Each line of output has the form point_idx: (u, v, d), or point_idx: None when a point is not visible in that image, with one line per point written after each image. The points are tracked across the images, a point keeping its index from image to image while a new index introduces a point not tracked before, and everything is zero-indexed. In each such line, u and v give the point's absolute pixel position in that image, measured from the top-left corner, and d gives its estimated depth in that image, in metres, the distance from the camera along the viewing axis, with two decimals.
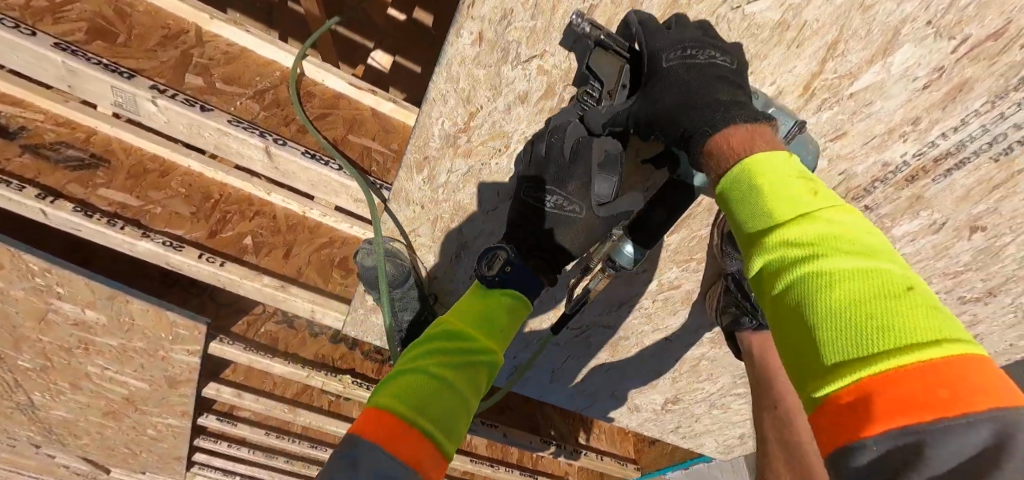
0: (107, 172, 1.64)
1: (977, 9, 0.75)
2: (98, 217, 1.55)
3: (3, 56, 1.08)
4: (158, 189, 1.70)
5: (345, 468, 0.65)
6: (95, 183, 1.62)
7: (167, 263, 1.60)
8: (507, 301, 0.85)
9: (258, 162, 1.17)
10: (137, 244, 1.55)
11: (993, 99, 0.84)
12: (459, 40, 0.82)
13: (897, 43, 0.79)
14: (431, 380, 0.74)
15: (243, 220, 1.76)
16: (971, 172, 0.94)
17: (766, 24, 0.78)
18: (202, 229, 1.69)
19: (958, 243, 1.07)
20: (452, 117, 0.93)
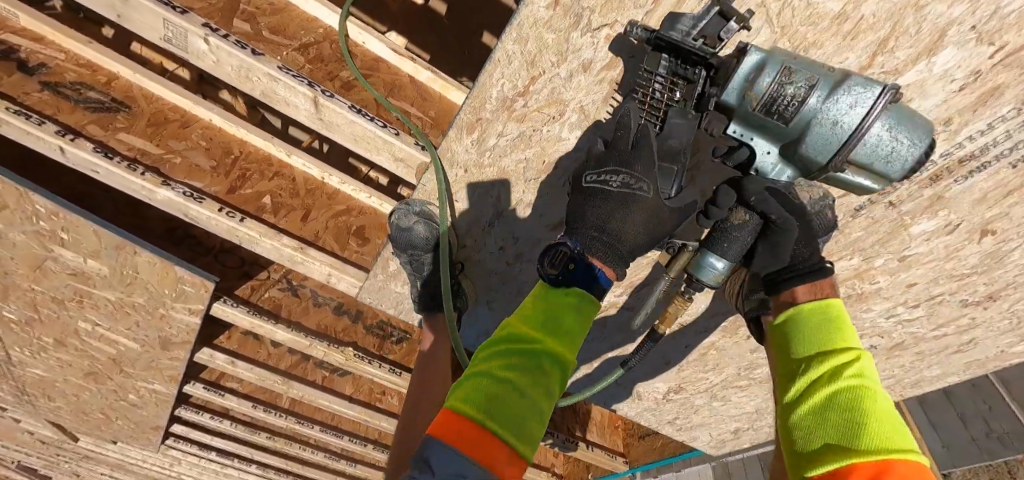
0: (128, 117, 1.64)
1: (1018, 18, 0.81)
2: (120, 161, 1.52)
3: None
4: (179, 140, 1.70)
5: (424, 470, 0.70)
6: (115, 127, 1.62)
7: (185, 214, 1.59)
8: (573, 304, 0.87)
9: (302, 112, 1.18)
10: (157, 192, 1.52)
11: (1020, 106, 0.90)
12: (535, 3, 0.86)
13: (942, 44, 0.85)
14: (502, 383, 0.76)
15: (262, 180, 1.76)
16: (990, 176, 1.00)
17: (826, 14, 0.83)
18: (222, 185, 1.68)
19: (969, 246, 1.13)
20: (513, 80, 0.96)
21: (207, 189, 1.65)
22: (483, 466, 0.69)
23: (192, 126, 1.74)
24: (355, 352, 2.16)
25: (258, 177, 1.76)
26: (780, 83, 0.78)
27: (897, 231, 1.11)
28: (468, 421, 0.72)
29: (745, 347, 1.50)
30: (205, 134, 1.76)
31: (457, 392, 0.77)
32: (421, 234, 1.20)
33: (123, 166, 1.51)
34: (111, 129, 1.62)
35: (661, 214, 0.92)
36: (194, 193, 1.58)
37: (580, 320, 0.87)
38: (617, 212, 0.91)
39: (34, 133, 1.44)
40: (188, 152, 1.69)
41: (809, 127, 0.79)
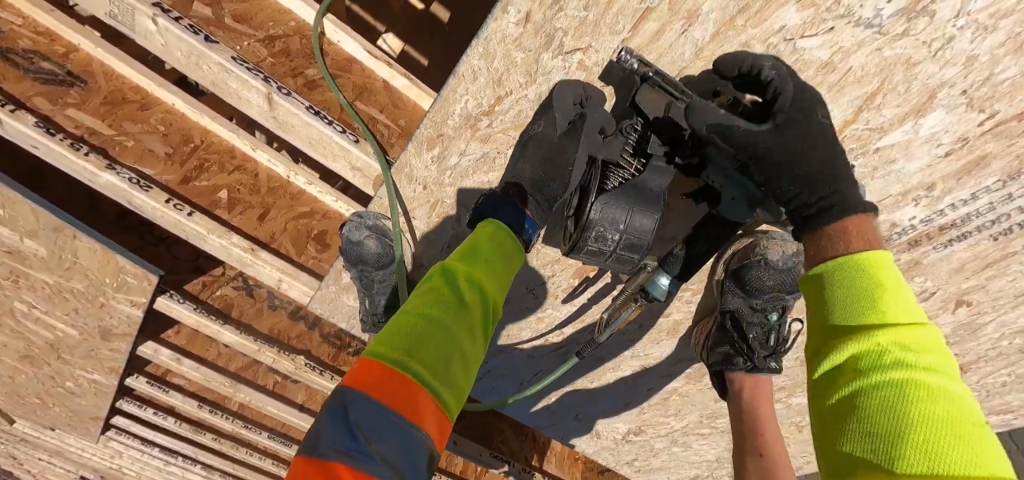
0: (81, 93, 1.54)
1: (1010, 87, 0.77)
2: (62, 138, 1.43)
3: None
4: (135, 122, 1.60)
5: (340, 426, 0.61)
6: (65, 102, 1.53)
7: (128, 201, 1.49)
8: (496, 235, 0.79)
9: (255, 108, 1.10)
10: (99, 175, 1.44)
11: (1004, 178, 0.86)
12: (504, 17, 0.79)
13: (931, 106, 0.80)
14: (423, 325, 0.68)
15: (221, 173, 1.67)
16: (970, 247, 0.95)
17: (813, 62, 0.78)
18: (175, 174, 1.60)
19: (943, 315, 1.08)
20: (478, 97, 0.89)
21: (159, 177, 1.57)
22: (407, 418, 0.62)
23: (152, 109, 1.63)
24: (307, 362, 2.07)
25: (217, 170, 1.67)
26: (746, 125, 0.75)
27: None
28: (388, 370, 0.65)
29: (709, 395, 1.44)
30: (165, 120, 1.65)
31: (377, 339, 0.69)
32: (371, 251, 1.12)
33: (66, 145, 1.43)
34: (61, 104, 1.53)
35: (628, 192, 0.81)
36: (140, 181, 1.49)
37: (503, 252, 0.80)
38: (538, 155, 0.86)
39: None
40: (142, 137, 1.59)
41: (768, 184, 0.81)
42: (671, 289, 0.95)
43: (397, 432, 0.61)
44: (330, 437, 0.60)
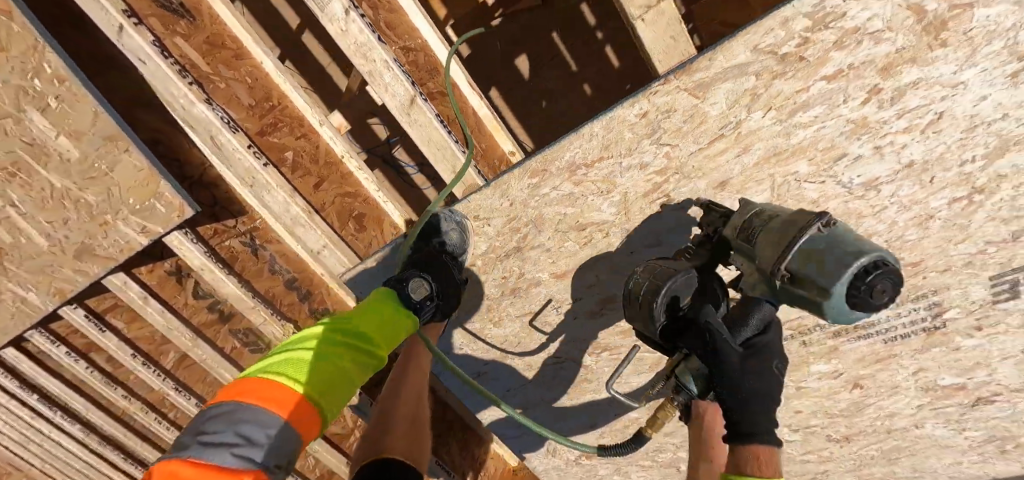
0: (190, 28, 1.66)
1: (912, 244, 1.22)
2: (172, 63, 1.59)
3: None
4: (228, 68, 1.73)
5: (242, 422, 0.92)
6: (174, 31, 1.66)
7: (209, 135, 1.68)
8: (392, 321, 1.22)
9: (394, 101, 1.36)
10: (195, 106, 1.63)
11: (898, 299, 1.30)
12: (629, 108, 1.15)
13: (867, 243, 1.23)
14: (324, 364, 1.04)
15: (290, 136, 1.84)
16: (869, 343, 1.40)
17: (805, 197, 1.17)
18: (253, 125, 1.79)
19: (842, 392, 1.51)
20: (585, 152, 1.23)
21: (240, 123, 1.77)
22: (294, 425, 0.96)
23: (244, 61, 1.74)
24: (295, 332, 2.22)
25: (288, 131, 1.83)
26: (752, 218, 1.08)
27: (800, 366, 1.48)
28: (291, 389, 0.98)
29: (662, 428, 1.79)
30: (253, 73, 1.77)
31: (279, 363, 1.02)
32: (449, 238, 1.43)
33: (175, 71, 1.59)
34: (171, 31, 1.67)
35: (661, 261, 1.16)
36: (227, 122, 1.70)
37: (392, 332, 1.21)
38: None
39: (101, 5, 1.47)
40: (232, 83, 1.74)
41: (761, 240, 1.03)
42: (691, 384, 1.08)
43: (285, 432, 0.94)
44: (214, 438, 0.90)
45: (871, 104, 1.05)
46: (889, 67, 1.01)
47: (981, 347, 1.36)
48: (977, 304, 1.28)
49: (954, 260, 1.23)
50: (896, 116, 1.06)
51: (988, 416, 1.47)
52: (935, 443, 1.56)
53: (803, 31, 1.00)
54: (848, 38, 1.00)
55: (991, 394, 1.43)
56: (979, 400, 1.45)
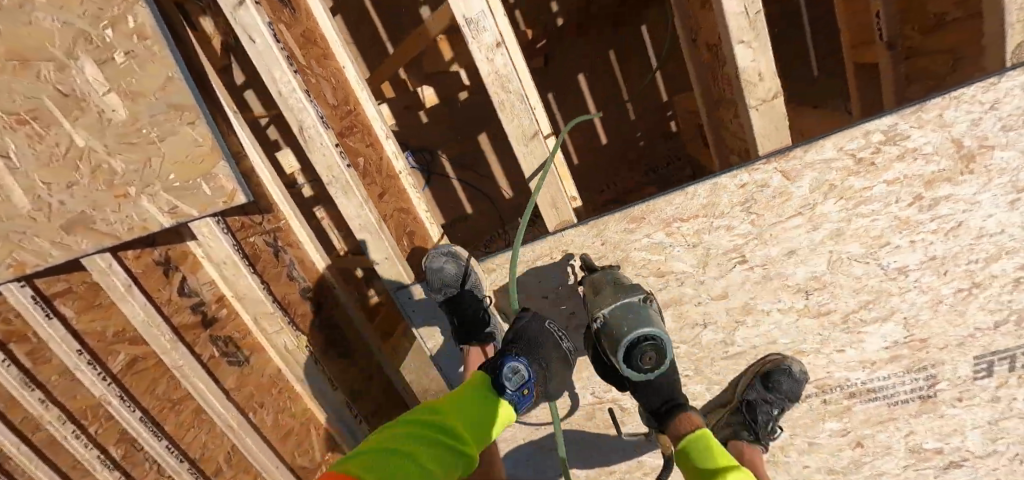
0: (292, 19, 1.65)
1: (924, 322, 1.50)
2: (282, 48, 1.59)
3: None
4: (319, 64, 1.71)
5: None
6: (279, 18, 1.62)
7: (299, 126, 1.65)
8: (485, 405, 1.18)
9: (519, 129, 1.43)
10: (296, 96, 1.61)
11: (906, 368, 1.57)
12: (730, 179, 1.37)
13: (891, 317, 1.50)
14: (416, 460, 1.01)
15: (361, 142, 1.81)
16: (875, 406, 1.65)
17: (851, 272, 1.44)
18: (334, 125, 1.74)
19: (845, 449, 1.73)
20: (682, 208, 1.42)
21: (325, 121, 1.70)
22: None
23: (332, 61, 1.74)
24: None
25: (360, 138, 1.81)
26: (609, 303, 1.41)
27: (816, 422, 1.70)
28: None
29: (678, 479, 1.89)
30: (337, 75, 1.76)
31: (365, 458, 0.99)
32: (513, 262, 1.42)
33: (284, 57, 1.58)
34: (277, 18, 1.61)
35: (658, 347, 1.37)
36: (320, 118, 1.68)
37: (485, 422, 1.16)
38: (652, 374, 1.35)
39: None
40: (320, 80, 1.71)
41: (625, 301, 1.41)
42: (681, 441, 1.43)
43: None
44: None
45: (913, 207, 1.35)
46: (931, 182, 1.32)
47: (959, 416, 1.65)
48: (962, 378, 1.58)
49: (951, 339, 1.53)
50: (930, 219, 1.36)
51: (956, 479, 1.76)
52: None
53: (877, 143, 1.30)
54: (909, 154, 1.30)
55: (961, 458, 1.73)
56: (951, 463, 1.73)
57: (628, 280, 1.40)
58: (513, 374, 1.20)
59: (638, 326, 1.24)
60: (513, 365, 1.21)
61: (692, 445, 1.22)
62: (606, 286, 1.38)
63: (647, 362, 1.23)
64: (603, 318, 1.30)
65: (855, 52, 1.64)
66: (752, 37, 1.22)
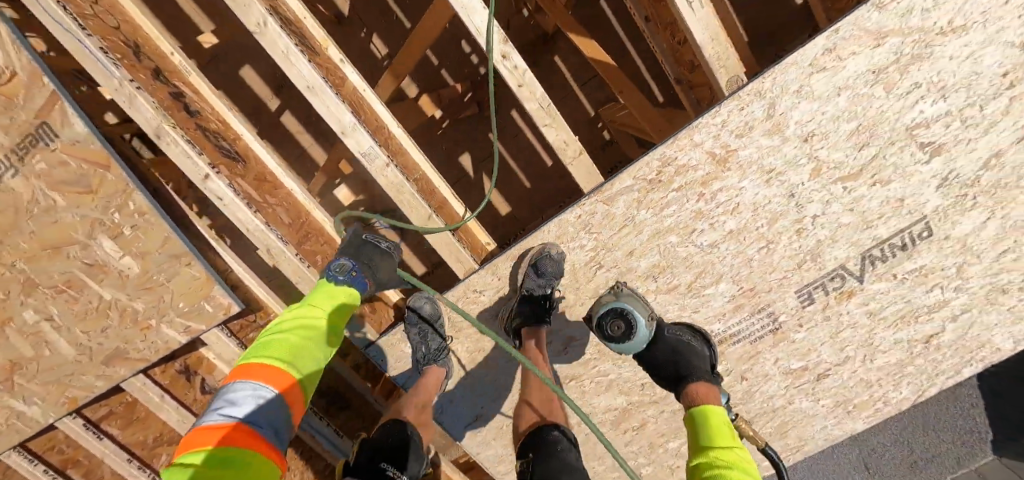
0: (245, 170, 2.18)
1: (746, 277, 2.01)
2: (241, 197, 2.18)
3: (318, 103, 1.84)
4: (272, 196, 2.24)
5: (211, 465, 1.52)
6: (235, 173, 2.17)
7: (265, 248, 2.23)
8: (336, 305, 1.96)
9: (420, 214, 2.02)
10: (257, 228, 2.20)
11: (750, 313, 2.09)
12: (568, 215, 1.95)
13: (721, 279, 2.01)
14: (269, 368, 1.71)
15: (317, 243, 2.39)
16: (741, 346, 2.16)
17: (678, 254, 1.96)
18: (293, 238, 2.33)
19: (736, 382, 2.24)
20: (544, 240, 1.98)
21: (284, 238, 2.30)
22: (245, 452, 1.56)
23: (282, 190, 2.25)
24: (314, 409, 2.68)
25: (316, 240, 2.38)
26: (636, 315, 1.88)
27: None
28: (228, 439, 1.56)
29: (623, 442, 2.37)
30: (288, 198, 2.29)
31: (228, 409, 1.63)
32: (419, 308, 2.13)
33: (244, 203, 2.19)
34: (234, 174, 2.18)
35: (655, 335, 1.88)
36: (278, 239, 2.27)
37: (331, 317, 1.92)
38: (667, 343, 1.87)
39: (193, 161, 2.06)
40: (276, 208, 2.26)
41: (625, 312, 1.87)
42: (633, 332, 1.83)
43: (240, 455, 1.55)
44: (237, 390, 1.63)
45: (701, 201, 1.88)
46: (705, 182, 1.86)
47: (807, 338, 2.16)
48: (795, 310, 2.09)
49: (772, 284, 2.03)
50: (716, 206, 1.89)
51: (828, 386, 2.28)
52: (802, 412, 2.33)
53: (657, 167, 1.85)
54: (682, 169, 1.85)
55: (824, 369, 2.24)
56: (819, 375, 2.25)
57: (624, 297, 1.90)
58: (339, 267, 2.02)
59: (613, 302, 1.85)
60: (340, 262, 2.03)
61: (693, 415, 1.64)
62: (610, 286, 2.00)
63: (614, 330, 1.81)
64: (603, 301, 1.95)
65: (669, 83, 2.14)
66: (551, 120, 1.79)
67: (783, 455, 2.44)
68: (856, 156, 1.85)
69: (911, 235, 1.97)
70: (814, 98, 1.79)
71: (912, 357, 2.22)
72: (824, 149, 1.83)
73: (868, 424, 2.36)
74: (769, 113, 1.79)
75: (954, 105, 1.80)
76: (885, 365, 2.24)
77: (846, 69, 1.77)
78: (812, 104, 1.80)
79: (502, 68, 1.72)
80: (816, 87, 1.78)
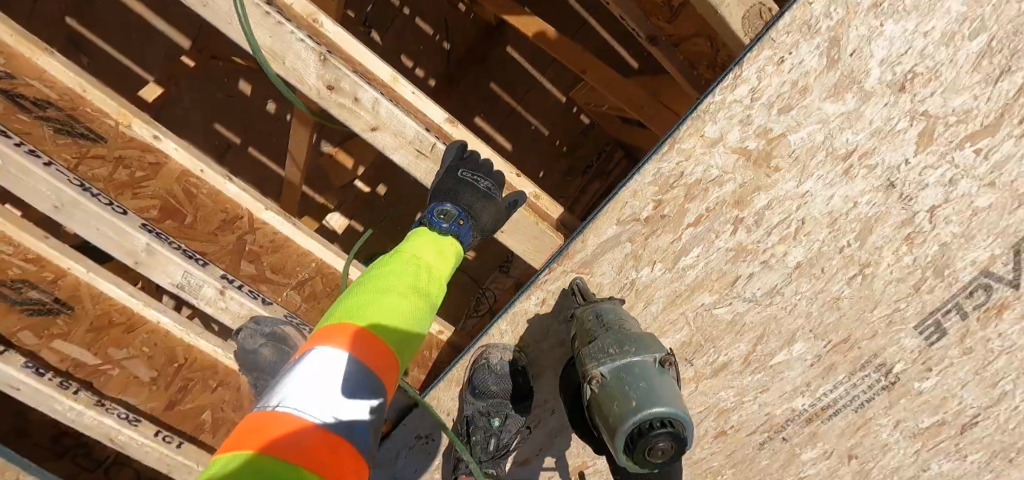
0: (68, 323, 1.50)
1: (834, 325, 1.24)
2: (51, 377, 1.44)
3: (84, 228, 1.19)
4: (119, 346, 1.56)
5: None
6: (52, 333, 1.50)
7: (108, 440, 1.47)
8: (441, 260, 1.06)
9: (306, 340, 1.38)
10: (84, 414, 1.43)
11: (849, 374, 1.32)
12: (527, 301, 1.31)
13: (795, 337, 1.25)
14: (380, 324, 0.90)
15: (204, 391, 1.65)
16: (841, 417, 1.40)
17: (720, 319, 1.21)
18: (161, 398, 1.59)
19: (842, 468, 1.46)
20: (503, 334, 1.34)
21: (144, 406, 1.57)
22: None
23: (138, 330, 1.59)
24: None
25: (200, 388, 1.64)
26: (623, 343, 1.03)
27: (793, 458, 1.43)
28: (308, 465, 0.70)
29: None
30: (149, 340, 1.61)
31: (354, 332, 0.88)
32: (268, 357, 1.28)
33: (53, 385, 1.43)
34: (48, 335, 1.50)
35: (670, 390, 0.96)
36: (129, 415, 1.51)
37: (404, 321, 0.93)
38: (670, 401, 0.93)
39: None
40: (128, 362, 1.57)
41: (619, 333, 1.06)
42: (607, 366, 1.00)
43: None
44: (309, 373, 0.79)
45: (740, 231, 1.15)
46: (740, 200, 1.13)
47: (939, 383, 1.39)
48: (916, 352, 1.33)
49: (876, 325, 1.27)
50: (766, 234, 1.14)
51: None
52: None
53: (655, 194, 1.17)
54: (696, 188, 1.14)
55: None
56: (963, 427, 1.44)
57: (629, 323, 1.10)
58: (444, 213, 1.13)
59: (648, 401, 0.90)
60: (441, 205, 1.14)
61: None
62: (605, 337, 1.06)
63: (658, 456, 0.90)
64: (604, 383, 0.99)
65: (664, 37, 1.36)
66: None
67: None
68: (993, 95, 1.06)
69: None
70: (906, 14, 1.01)
71: None
72: (934, 98, 1.04)
73: None
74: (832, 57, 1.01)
75: None
76: None
77: None
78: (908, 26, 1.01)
79: (342, 103, 1.12)
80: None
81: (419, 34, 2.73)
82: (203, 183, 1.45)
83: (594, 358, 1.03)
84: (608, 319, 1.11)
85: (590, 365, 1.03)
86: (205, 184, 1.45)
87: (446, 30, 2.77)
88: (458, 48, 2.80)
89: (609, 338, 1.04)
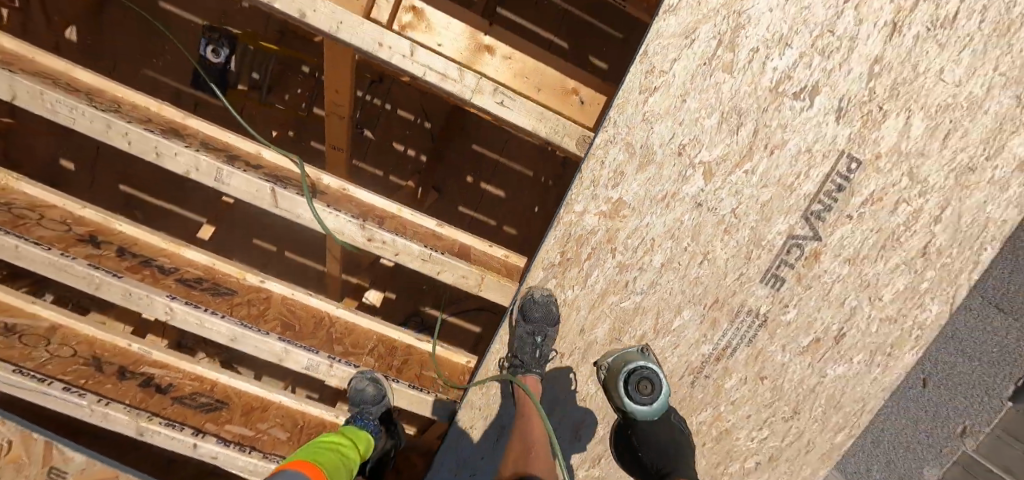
0: (230, 412, 2.33)
1: (703, 294, 1.96)
2: (233, 446, 2.20)
3: (248, 346, 2.02)
4: (263, 421, 2.39)
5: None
6: (223, 421, 2.29)
7: None
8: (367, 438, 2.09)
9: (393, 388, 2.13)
10: (259, 464, 2.19)
11: (729, 322, 2.01)
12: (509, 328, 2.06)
13: (682, 308, 1.97)
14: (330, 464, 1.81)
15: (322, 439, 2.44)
16: (742, 353, 2.07)
17: (626, 308, 1.95)
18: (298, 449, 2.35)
19: (758, 386, 2.14)
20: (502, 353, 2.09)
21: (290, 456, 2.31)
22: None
23: (270, 408, 2.44)
24: None
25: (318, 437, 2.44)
26: (628, 349, 1.93)
27: (720, 388, 2.12)
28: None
29: None
30: (279, 413, 2.46)
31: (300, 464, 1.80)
32: (371, 393, 2.04)
33: (237, 450, 2.19)
34: (220, 423, 2.28)
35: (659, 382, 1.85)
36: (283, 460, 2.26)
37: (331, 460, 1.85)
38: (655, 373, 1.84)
39: (179, 438, 2.14)
40: (272, 430, 2.37)
41: (622, 348, 1.96)
42: (619, 356, 1.90)
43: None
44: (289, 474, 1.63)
45: (619, 255, 1.88)
46: (612, 238, 1.86)
47: (800, 314, 2.05)
48: (771, 297, 2.00)
49: (734, 287, 1.96)
50: (635, 252, 1.88)
51: (852, 343, 2.15)
52: (842, 379, 2.20)
53: (558, 248, 1.87)
54: (585, 239, 1.87)
55: (838, 332, 2.11)
56: (833, 340, 2.12)
57: (628, 345, 1.99)
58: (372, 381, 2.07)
59: (637, 364, 1.83)
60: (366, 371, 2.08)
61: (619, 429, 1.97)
62: (610, 352, 1.96)
63: (645, 392, 1.81)
64: (609, 366, 1.90)
65: (544, 91, 2.13)
66: (440, 267, 1.87)
67: (851, 429, 2.27)
68: (737, 139, 1.79)
69: (840, 175, 1.90)
70: (665, 116, 1.73)
71: (922, 275, 2.11)
72: (703, 153, 1.78)
73: (918, 356, 2.22)
74: (633, 149, 1.75)
75: (804, 46, 1.74)
76: (897, 295, 2.12)
77: (677, 75, 1.70)
78: (670, 121, 1.74)
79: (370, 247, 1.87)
80: (660, 105, 1.72)
81: (405, 121, 3.61)
82: (297, 302, 2.30)
83: (604, 355, 1.95)
84: (613, 350, 1.98)
85: (602, 361, 1.93)
86: (299, 302, 2.30)
87: (424, 114, 3.61)
88: (436, 127, 3.63)
89: (626, 350, 1.92)
